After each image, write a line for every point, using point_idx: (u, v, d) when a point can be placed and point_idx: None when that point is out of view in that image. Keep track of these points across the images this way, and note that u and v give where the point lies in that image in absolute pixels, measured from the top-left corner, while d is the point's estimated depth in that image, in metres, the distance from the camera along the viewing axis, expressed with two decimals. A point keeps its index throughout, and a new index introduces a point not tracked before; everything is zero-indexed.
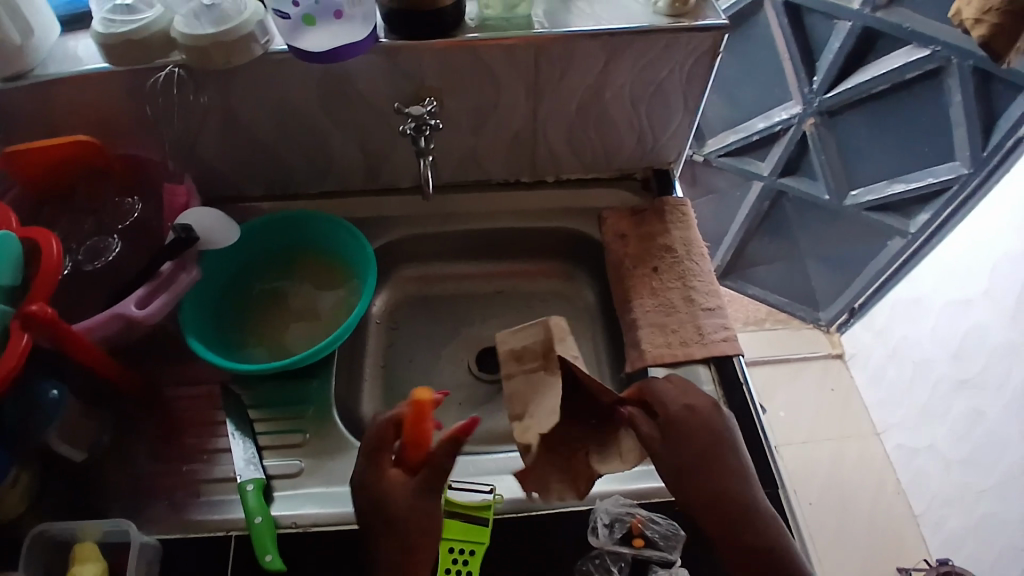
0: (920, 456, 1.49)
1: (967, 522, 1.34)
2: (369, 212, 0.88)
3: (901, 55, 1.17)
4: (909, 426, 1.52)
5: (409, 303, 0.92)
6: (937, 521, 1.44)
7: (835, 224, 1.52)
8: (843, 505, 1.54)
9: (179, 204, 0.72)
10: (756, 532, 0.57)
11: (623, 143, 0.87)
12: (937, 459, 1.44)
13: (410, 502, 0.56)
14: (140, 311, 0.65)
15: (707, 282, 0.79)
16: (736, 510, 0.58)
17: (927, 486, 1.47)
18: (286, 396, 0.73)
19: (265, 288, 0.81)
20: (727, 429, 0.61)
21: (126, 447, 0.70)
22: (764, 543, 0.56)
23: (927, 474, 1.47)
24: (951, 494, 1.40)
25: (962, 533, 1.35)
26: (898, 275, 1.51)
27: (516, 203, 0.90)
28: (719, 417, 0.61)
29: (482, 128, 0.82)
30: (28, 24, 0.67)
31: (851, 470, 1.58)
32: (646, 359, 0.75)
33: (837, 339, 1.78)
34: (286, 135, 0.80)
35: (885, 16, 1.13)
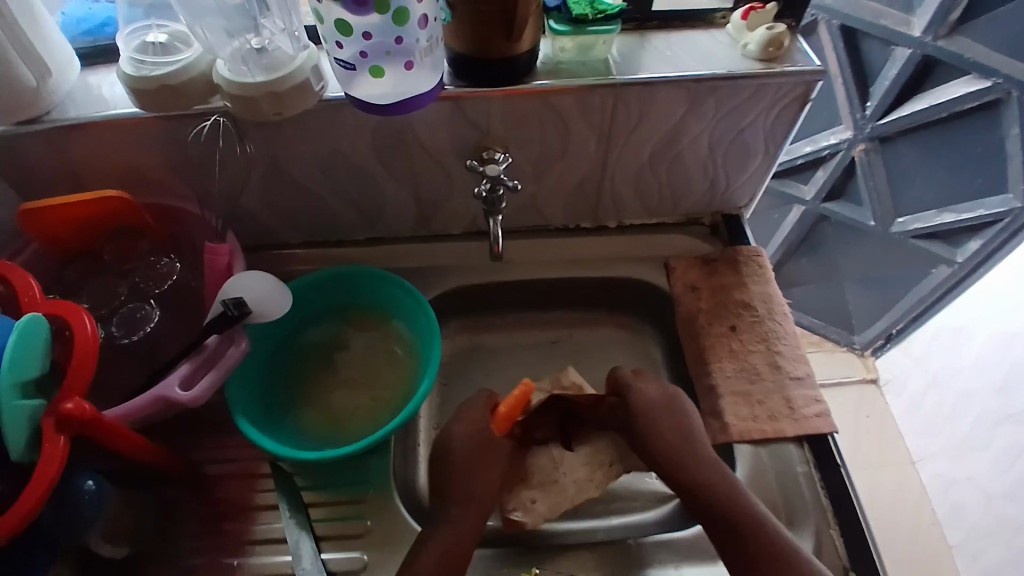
0: (958, 488, 1.44)
1: (1004, 558, 1.27)
2: (418, 262, 0.82)
3: (960, 85, 1.10)
4: (948, 457, 1.48)
5: (457, 355, 0.87)
6: (973, 555, 1.38)
7: (877, 248, 1.45)
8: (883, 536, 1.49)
9: (221, 266, 0.65)
10: (703, 474, 0.64)
11: (694, 190, 0.80)
12: (976, 492, 1.38)
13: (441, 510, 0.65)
14: (185, 392, 0.58)
15: (793, 346, 0.74)
16: (686, 459, 0.66)
17: (965, 517, 1.42)
18: (341, 476, 0.67)
19: (312, 345, 0.75)
20: (679, 404, 0.71)
21: (166, 533, 0.65)
22: (708, 479, 0.64)
23: (966, 508, 1.41)
24: (990, 529, 1.33)
25: (998, 569, 1.29)
26: (940, 304, 1.46)
27: (577, 251, 0.84)
28: (684, 402, 0.71)
29: (545, 177, 0.76)
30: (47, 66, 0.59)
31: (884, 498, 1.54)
32: (730, 433, 0.70)
33: (871, 362, 1.73)
34: (335, 183, 0.73)
35: (947, 46, 1.06)
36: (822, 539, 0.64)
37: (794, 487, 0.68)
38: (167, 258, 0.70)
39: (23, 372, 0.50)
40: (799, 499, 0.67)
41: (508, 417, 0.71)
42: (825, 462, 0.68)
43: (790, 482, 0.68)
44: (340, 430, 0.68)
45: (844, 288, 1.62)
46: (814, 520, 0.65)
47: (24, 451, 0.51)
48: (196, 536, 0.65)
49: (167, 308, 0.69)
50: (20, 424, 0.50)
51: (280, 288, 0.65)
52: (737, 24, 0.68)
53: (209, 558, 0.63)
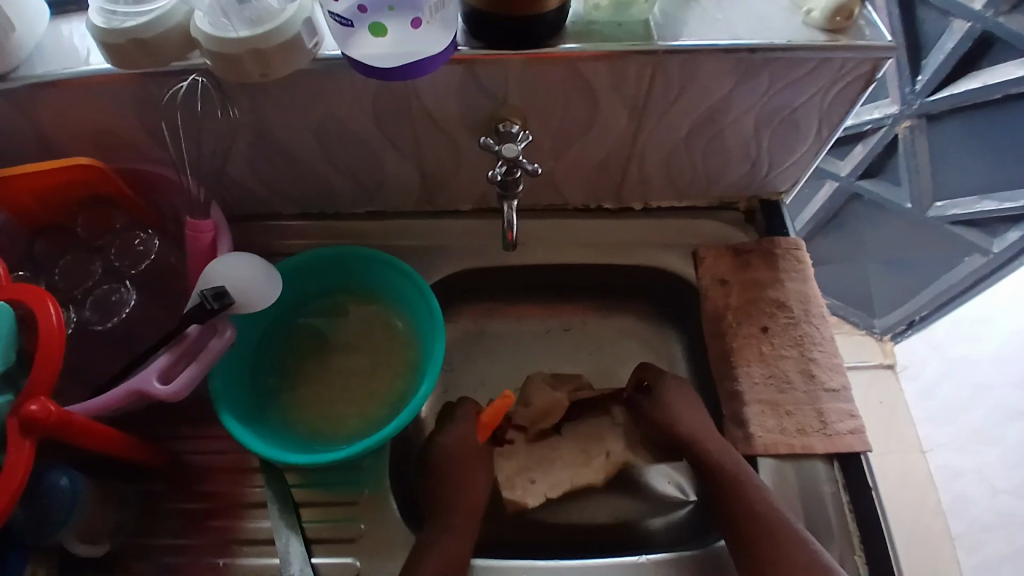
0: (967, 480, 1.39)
1: None
2: (423, 240, 0.75)
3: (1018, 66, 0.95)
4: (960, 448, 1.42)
5: (462, 341, 0.81)
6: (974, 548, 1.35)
7: (907, 231, 1.32)
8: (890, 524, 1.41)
9: (205, 244, 0.59)
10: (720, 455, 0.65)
11: (732, 172, 0.72)
12: (984, 486, 1.36)
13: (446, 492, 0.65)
14: (163, 386, 0.53)
15: (830, 354, 0.68)
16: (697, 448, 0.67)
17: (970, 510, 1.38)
18: (333, 475, 0.63)
19: (305, 330, 0.69)
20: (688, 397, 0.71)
21: (152, 527, 0.62)
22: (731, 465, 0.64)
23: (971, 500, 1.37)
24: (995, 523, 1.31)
25: None
26: (965, 296, 1.35)
27: (596, 235, 0.76)
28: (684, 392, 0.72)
29: (567, 154, 0.68)
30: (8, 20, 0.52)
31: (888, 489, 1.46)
32: (753, 445, 0.65)
33: (889, 348, 1.60)
34: (333, 153, 0.65)
35: (1008, 23, 0.92)
36: (845, 566, 0.61)
37: (819, 508, 0.63)
38: (145, 235, 0.64)
39: None
40: (824, 522, 0.63)
41: (490, 425, 0.70)
42: (854, 482, 0.63)
43: (815, 501, 0.63)
44: (333, 425, 0.64)
45: (868, 270, 1.48)
46: (838, 545, 0.62)
47: None
48: (183, 531, 0.61)
49: (147, 288, 0.63)
50: None
51: (272, 274, 0.60)
52: None
53: (196, 556, 0.60)
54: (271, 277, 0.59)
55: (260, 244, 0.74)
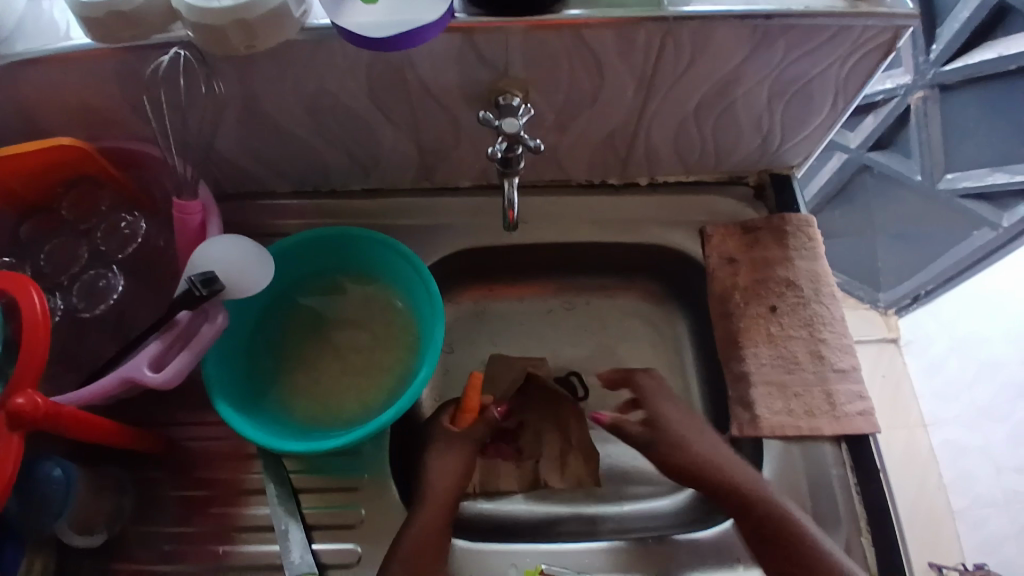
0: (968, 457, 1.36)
1: None
2: (421, 218, 0.72)
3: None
4: (962, 424, 1.41)
5: (463, 321, 0.79)
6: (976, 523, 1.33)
7: (916, 205, 1.29)
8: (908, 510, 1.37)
9: (193, 225, 0.57)
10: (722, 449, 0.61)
11: (742, 145, 0.69)
12: None
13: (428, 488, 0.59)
14: (154, 373, 0.52)
15: (840, 334, 0.66)
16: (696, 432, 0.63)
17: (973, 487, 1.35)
18: (332, 462, 0.62)
19: (301, 313, 0.67)
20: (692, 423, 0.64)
21: (150, 515, 0.61)
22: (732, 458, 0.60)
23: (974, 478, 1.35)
24: None
25: None
26: (975, 269, 1.33)
27: (600, 212, 0.74)
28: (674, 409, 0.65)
29: (571, 127, 0.65)
30: None
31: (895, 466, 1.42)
32: (759, 426, 0.64)
33: (893, 322, 1.56)
34: (326, 127, 0.62)
35: None
36: (851, 548, 0.59)
37: (825, 491, 0.62)
38: (131, 217, 0.61)
39: None
40: (830, 506, 0.61)
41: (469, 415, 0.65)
42: (862, 466, 0.62)
43: (821, 484, 0.62)
44: (331, 411, 0.62)
45: (876, 244, 1.44)
46: (845, 528, 0.60)
47: None
48: (181, 519, 0.61)
49: (138, 271, 0.61)
50: None
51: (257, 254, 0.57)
52: None
53: (195, 543, 0.60)
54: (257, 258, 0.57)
55: (254, 224, 0.71)
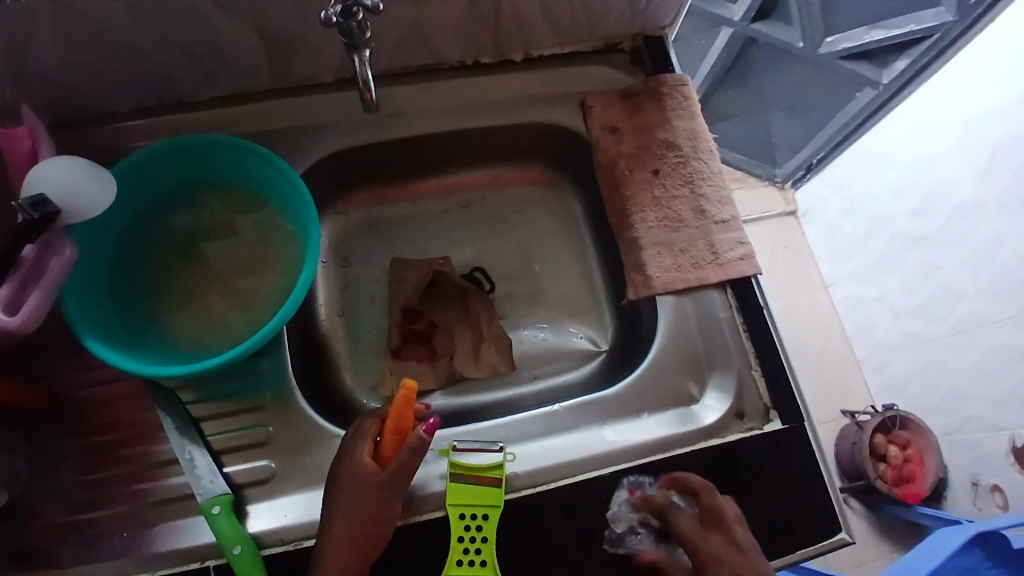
0: (869, 307, 1.42)
1: (912, 370, 1.32)
2: (287, 123, 0.67)
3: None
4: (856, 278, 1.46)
5: (358, 230, 0.76)
6: (880, 367, 1.41)
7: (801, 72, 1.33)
8: (822, 367, 1.48)
9: (22, 152, 0.52)
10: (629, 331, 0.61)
11: (611, 7, 0.67)
12: (885, 310, 1.38)
13: (340, 527, 0.52)
14: (10, 316, 0.47)
15: (719, 188, 0.68)
16: None
17: (873, 334, 1.42)
18: (232, 385, 0.60)
19: (170, 241, 0.62)
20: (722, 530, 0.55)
21: (41, 474, 0.57)
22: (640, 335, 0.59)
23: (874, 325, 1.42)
24: (895, 343, 1.36)
25: (906, 379, 1.34)
26: (859, 131, 1.41)
27: (479, 95, 0.71)
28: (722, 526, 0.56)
29: (428, 0, 0.60)
30: None
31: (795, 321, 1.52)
32: (653, 286, 0.66)
33: (791, 195, 1.66)
34: (150, 23, 0.55)
35: None
36: (743, 381, 0.64)
37: (718, 335, 0.65)
38: None
39: None
40: (722, 346, 0.65)
41: (390, 436, 0.56)
42: (749, 306, 0.66)
43: (715, 329, 0.65)
44: (220, 337, 0.59)
45: (769, 118, 1.49)
46: (736, 364, 0.64)
47: None
48: (77, 471, 0.57)
49: None
50: None
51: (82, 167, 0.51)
52: None
53: (97, 491, 0.56)
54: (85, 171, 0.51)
55: (96, 151, 0.64)
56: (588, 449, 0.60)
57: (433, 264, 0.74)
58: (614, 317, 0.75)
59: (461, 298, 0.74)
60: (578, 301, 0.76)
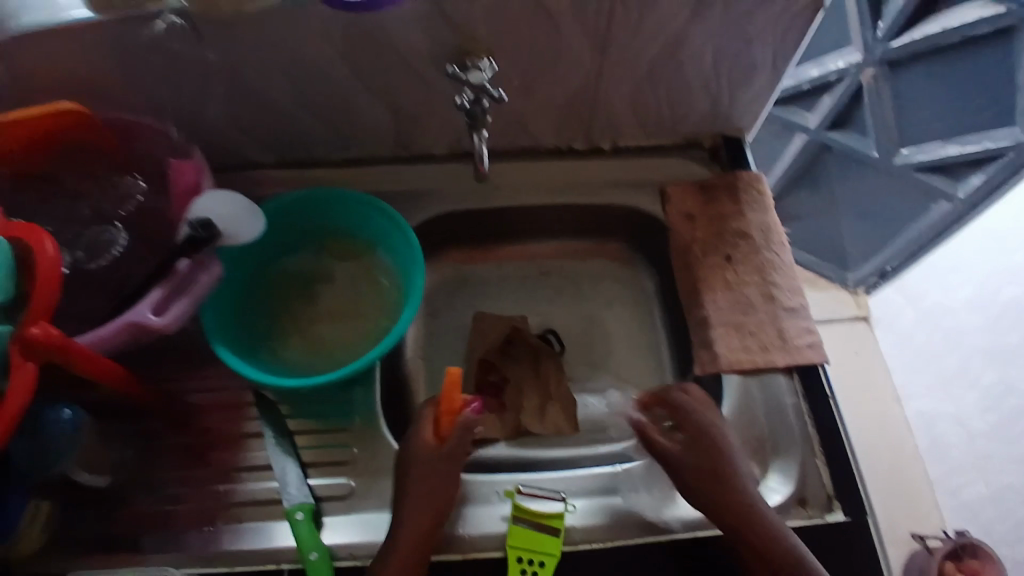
0: (940, 426, 1.37)
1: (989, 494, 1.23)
2: (400, 187, 0.77)
3: (975, 8, 1.01)
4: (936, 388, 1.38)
5: (445, 284, 0.84)
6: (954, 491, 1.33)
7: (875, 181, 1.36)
8: (892, 483, 1.41)
9: (186, 185, 0.61)
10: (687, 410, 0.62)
11: (695, 109, 0.75)
12: (959, 430, 1.32)
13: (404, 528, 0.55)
14: (157, 317, 0.56)
15: (789, 276, 0.72)
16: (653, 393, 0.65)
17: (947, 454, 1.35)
18: (327, 407, 0.67)
19: (293, 277, 0.72)
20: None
21: (151, 465, 0.65)
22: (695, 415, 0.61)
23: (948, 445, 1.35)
24: (971, 465, 1.28)
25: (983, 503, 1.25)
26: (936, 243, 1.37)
27: (569, 176, 0.79)
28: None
29: (536, 93, 0.70)
30: None
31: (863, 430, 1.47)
32: (720, 364, 0.69)
33: (864, 300, 1.64)
34: (309, 97, 0.67)
35: None
36: (806, 468, 0.64)
37: (783, 419, 0.67)
38: (132, 179, 0.65)
39: None
40: (786, 431, 0.66)
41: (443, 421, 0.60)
42: (815, 393, 0.68)
43: (779, 413, 0.67)
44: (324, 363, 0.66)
45: (841, 222, 1.52)
46: (799, 451, 0.65)
47: None
48: (181, 467, 0.64)
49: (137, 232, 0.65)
50: None
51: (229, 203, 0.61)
52: None
53: (196, 487, 0.63)
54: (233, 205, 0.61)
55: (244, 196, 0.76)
56: (642, 514, 0.62)
57: (512, 322, 0.80)
58: None
59: (533, 354, 0.79)
60: (644, 372, 0.80)
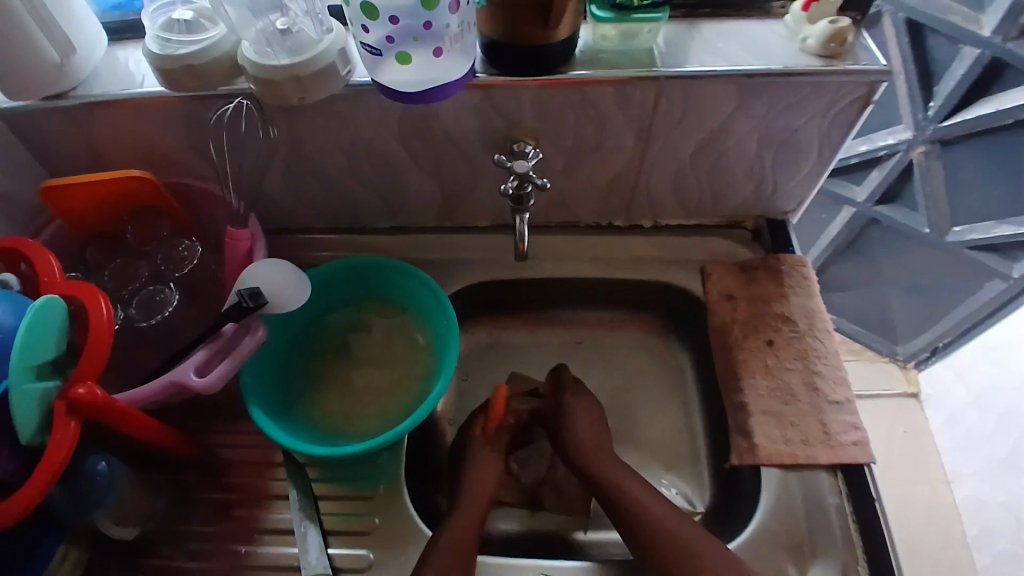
0: (991, 511, 1.33)
1: None
2: (442, 254, 0.79)
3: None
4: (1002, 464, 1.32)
5: (478, 351, 0.84)
6: None
7: (926, 258, 1.31)
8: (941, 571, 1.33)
9: (242, 253, 0.64)
10: None
11: (738, 191, 0.75)
12: (1010, 516, 1.29)
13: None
14: (198, 378, 0.58)
15: (834, 367, 0.70)
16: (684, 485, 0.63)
17: (997, 542, 1.31)
18: (353, 472, 0.66)
19: (330, 338, 0.73)
20: None
21: (178, 519, 0.65)
22: None
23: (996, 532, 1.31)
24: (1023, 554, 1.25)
25: None
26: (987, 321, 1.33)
27: (608, 249, 0.80)
28: None
29: (579, 173, 0.72)
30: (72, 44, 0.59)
31: (909, 517, 1.40)
32: (758, 455, 0.66)
33: (914, 375, 1.57)
34: (361, 170, 0.70)
35: (1018, 48, 0.92)
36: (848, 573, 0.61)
37: (823, 520, 0.63)
38: (188, 241, 0.69)
39: (34, 357, 0.50)
40: (826, 532, 0.63)
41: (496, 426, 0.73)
42: (859, 493, 0.64)
43: (820, 512, 0.64)
44: (353, 428, 0.67)
45: (887, 295, 1.46)
46: (841, 554, 0.62)
47: (32, 434, 0.50)
48: (206, 524, 0.65)
49: (187, 291, 0.68)
50: (30, 406, 0.50)
51: (276, 263, 0.62)
52: (797, 16, 0.63)
53: (218, 546, 0.64)
54: (281, 265, 0.63)
55: (291, 256, 0.79)
56: None
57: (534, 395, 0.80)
58: (713, 479, 0.74)
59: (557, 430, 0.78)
60: (678, 455, 0.77)
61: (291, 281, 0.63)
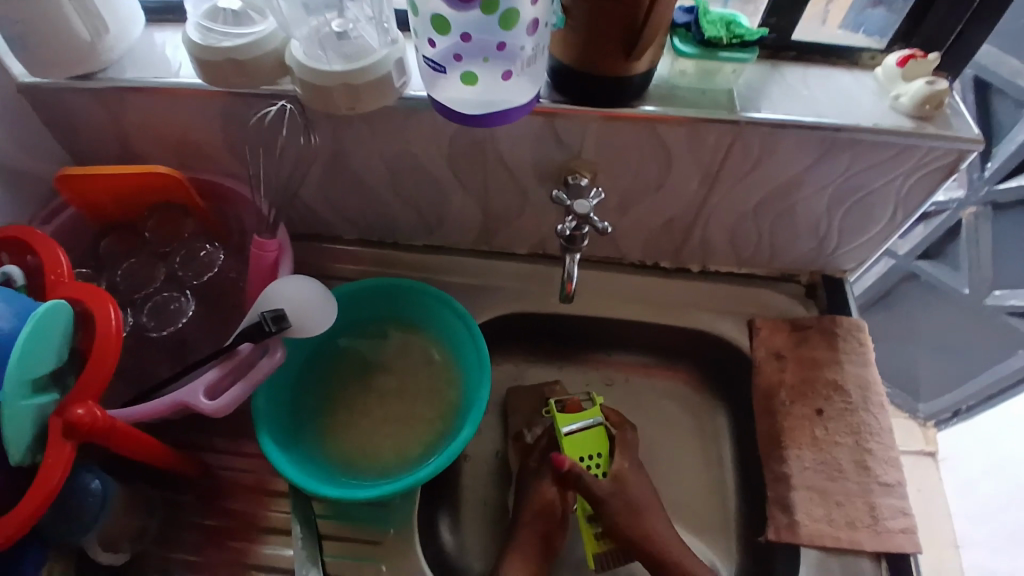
0: None
1: None
2: (475, 278, 0.74)
3: None
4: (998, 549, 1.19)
5: (503, 384, 0.79)
6: None
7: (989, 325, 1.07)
8: None
9: (267, 263, 0.58)
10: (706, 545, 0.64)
11: (798, 247, 0.71)
12: None
13: None
14: (208, 401, 0.52)
15: (887, 446, 0.65)
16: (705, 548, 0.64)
17: None
18: (363, 509, 0.62)
19: (348, 360, 0.68)
20: None
21: (172, 539, 0.61)
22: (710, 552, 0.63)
23: None
24: None
25: None
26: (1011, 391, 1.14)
27: (650, 292, 0.75)
28: None
29: (631, 211, 0.67)
30: (102, 21, 0.54)
31: None
32: (799, 534, 0.62)
33: (932, 433, 1.36)
34: (403, 186, 0.66)
35: None
36: None
37: None
38: (210, 246, 0.65)
39: (31, 372, 0.45)
40: None
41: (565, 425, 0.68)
42: None
43: None
44: (366, 463, 0.61)
45: (916, 354, 1.23)
46: None
47: (23, 455, 0.46)
48: (200, 548, 0.60)
49: (202, 303, 0.64)
50: (25, 424, 0.45)
51: (300, 280, 0.57)
52: (890, 70, 0.59)
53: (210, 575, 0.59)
54: (304, 279, 0.57)
55: (314, 267, 0.74)
56: None
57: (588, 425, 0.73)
58: (744, 549, 0.70)
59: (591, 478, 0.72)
60: (706, 517, 0.72)
61: (319, 301, 0.58)
